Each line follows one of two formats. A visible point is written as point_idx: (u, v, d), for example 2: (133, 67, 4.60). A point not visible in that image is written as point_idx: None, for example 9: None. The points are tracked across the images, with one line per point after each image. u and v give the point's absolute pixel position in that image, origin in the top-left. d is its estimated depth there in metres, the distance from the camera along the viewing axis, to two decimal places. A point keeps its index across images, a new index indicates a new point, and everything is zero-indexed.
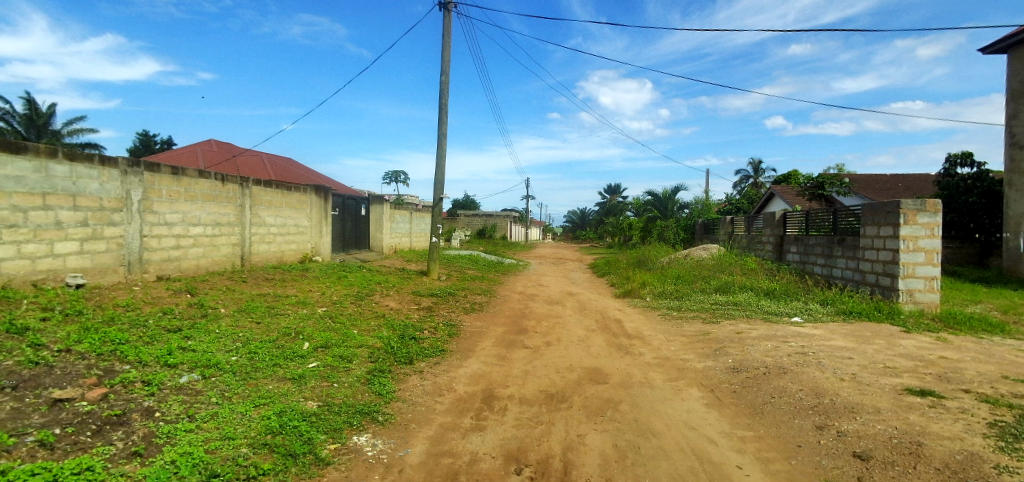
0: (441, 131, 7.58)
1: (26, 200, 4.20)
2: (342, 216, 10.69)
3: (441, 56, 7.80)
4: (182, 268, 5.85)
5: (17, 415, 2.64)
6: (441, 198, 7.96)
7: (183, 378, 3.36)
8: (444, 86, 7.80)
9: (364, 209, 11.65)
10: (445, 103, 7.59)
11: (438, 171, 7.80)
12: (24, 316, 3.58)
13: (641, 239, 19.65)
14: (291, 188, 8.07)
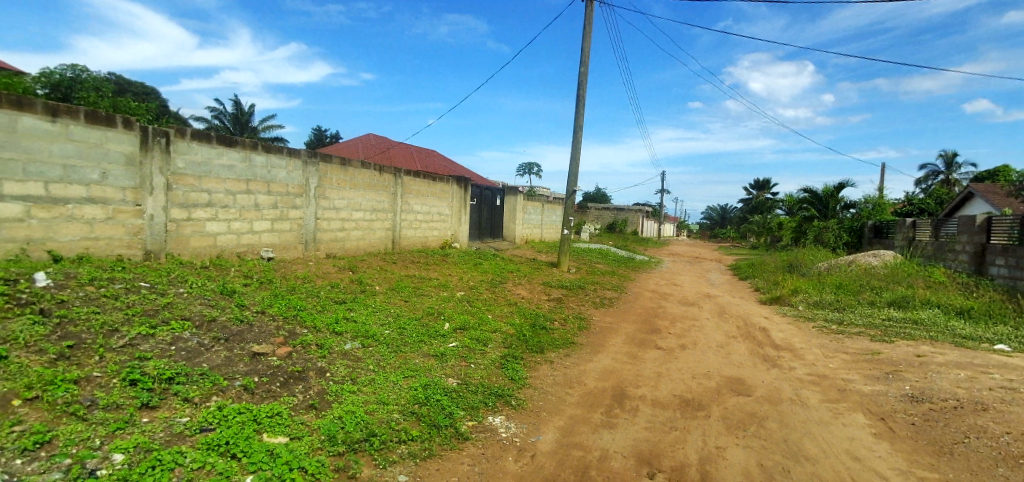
0: (577, 123, 7.58)
1: (235, 186, 5.07)
2: (479, 206, 11.42)
3: (581, 47, 7.77)
4: (346, 248, 6.64)
5: (230, 362, 3.20)
6: (574, 191, 7.97)
7: (347, 345, 3.80)
8: (581, 77, 7.73)
9: (499, 200, 12.28)
10: (582, 95, 7.55)
11: (573, 163, 7.82)
12: (233, 281, 4.35)
13: (793, 241, 17.67)
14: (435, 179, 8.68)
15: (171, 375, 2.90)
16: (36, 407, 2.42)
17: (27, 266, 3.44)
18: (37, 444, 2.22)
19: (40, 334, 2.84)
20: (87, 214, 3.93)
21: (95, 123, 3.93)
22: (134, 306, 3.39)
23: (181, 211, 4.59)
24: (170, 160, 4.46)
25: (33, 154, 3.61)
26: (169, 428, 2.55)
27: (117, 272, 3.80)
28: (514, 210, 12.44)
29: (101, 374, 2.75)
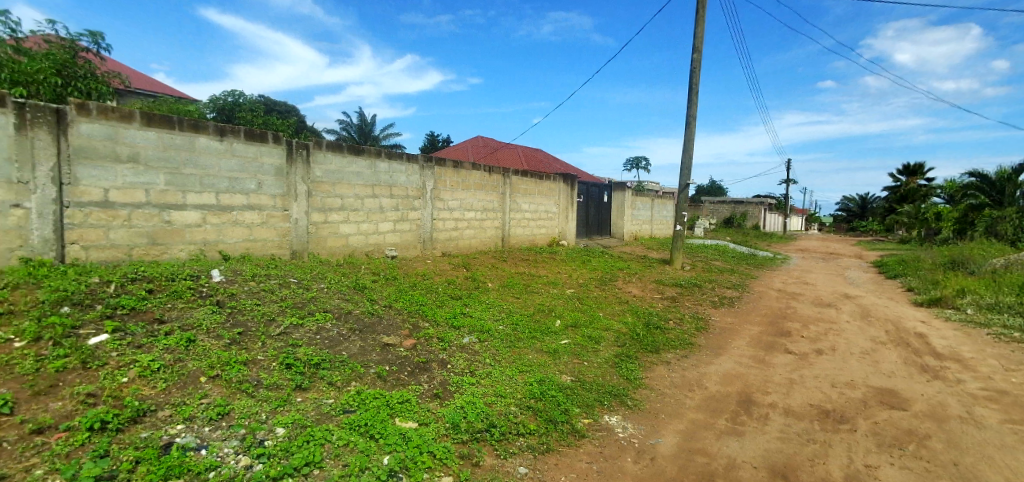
0: (691, 113, 7.21)
1: (364, 191, 5.55)
2: (585, 204, 11.38)
3: (694, 32, 7.35)
4: (459, 246, 6.98)
5: (365, 351, 3.49)
6: (687, 184, 7.61)
7: (466, 339, 3.97)
8: (693, 64, 7.32)
9: (606, 196, 12.16)
10: (696, 82, 7.15)
11: (686, 156, 7.46)
12: (364, 277, 4.77)
13: (958, 234, 15.22)
14: (542, 177, 8.78)
15: (317, 361, 3.24)
16: (218, 383, 2.85)
17: (206, 264, 4.07)
18: (219, 415, 2.62)
19: (218, 321, 3.33)
20: (248, 219, 4.55)
21: (253, 140, 4.52)
22: (286, 298, 3.86)
23: (319, 215, 5.13)
24: (310, 170, 5.01)
25: (208, 170, 4.25)
26: (318, 408, 2.85)
27: (273, 269, 4.35)
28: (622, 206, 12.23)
29: (263, 358, 3.16)
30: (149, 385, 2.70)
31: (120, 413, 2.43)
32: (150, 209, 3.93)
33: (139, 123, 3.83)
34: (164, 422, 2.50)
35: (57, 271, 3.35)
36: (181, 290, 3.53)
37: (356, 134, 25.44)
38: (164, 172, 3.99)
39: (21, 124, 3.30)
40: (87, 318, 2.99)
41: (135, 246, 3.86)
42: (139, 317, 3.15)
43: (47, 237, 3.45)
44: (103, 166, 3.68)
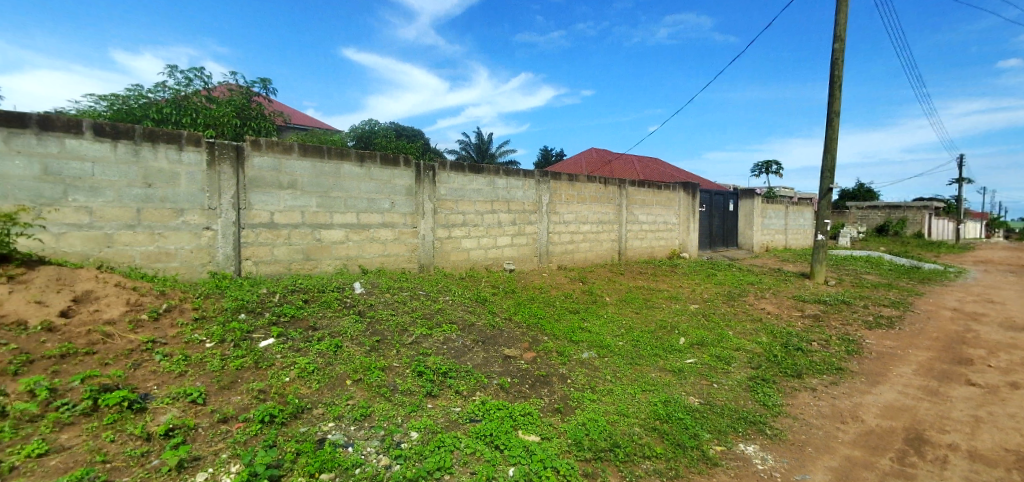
0: (832, 110, 6.49)
1: (484, 207, 5.81)
2: (708, 213, 10.76)
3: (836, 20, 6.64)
4: (575, 259, 6.99)
5: (489, 362, 3.60)
6: (828, 189, 6.84)
7: (585, 354, 3.93)
8: (835, 56, 6.59)
9: (732, 204, 11.45)
10: (838, 76, 6.43)
11: (827, 158, 6.71)
12: (485, 290, 4.97)
13: None
14: (660, 187, 8.51)
15: (445, 370, 3.41)
16: (360, 387, 3.12)
17: (348, 277, 4.52)
18: (363, 416, 2.85)
19: (360, 329, 3.66)
20: (382, 235, 4.97)
21: (387, 164, 4.96)
22: (416, 309, 4.14)
23: (443, 230, 5.45)
24: (436, 189, 5.36)
25: (350, 192, 4.74)
26: (447, 415, 2.99)
27: (404, 282, 4.70)
28: (751, 215, 11.39)
29: (398, 365, 3.39)
30: (306, 385, 3.04)
31: (284, 408, 2.76)
32: (305, 229, 4.48)
33: (297, 154, 4.39)
34: (319, 419, 2.78)
35: (236, 282, 3.94)
36: (330, 300, 3.96)
37: (474, 152, 26.62)
38: (316, 196, 4.52)
39: (212, 160, 3.96)
40: (259, 324, 3.46)
41: (293, 261, 4.42)
42: (297, 324, 3.57)
43: (229, 254, 4.07)
44: (270, 193, 4.27)
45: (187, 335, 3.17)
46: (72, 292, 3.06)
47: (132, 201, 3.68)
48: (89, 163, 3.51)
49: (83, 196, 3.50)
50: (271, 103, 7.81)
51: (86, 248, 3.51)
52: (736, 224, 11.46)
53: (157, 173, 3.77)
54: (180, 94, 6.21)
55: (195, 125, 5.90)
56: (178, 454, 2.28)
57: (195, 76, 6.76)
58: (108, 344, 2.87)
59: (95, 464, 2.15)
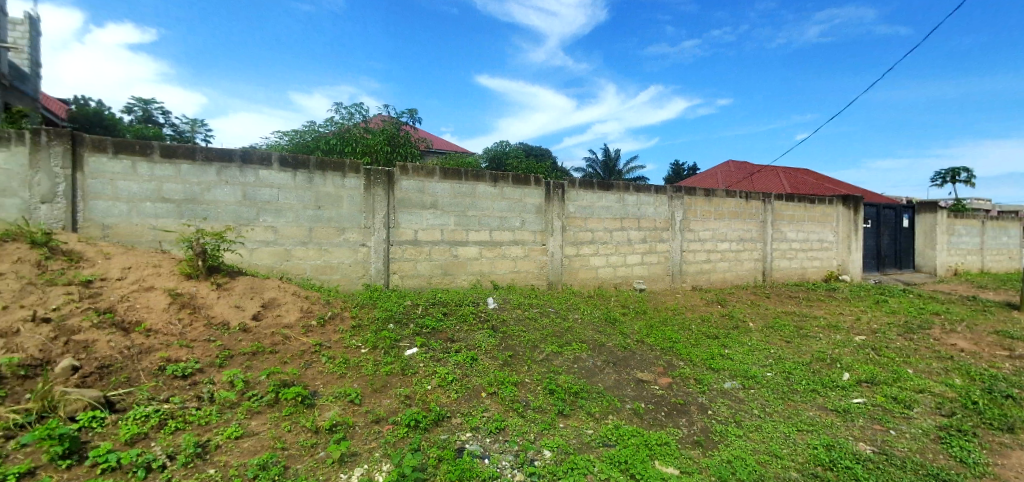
0: None
1: (613, 224, 5.81)
2: (874, 229, 9.53)
3: None
4: (712, 280, 6.76)
5: (620, 385, 3.49)
6: None
7: (727, 384, 3.64)
8: None
9: (906, 219, 10.03)
10: None
11: None
12: (615, 310, 4.95)
13: None
14: (815, 201, 7.90)
15: (576, 389, 3.35)
16: (495, 400, 3.17)
17: (482, 293, 4.76)
18: (498, 430, 2.88)
19: (493, 344, 3.78)
20: (513, 253, 5.16)
21: (518, 183, 5.16)
22: (546, 327, 4.18)
23: (572, 248, 5.52)
24: (565, 207, 5.44)
25: (485, 211, 4.99)
26: (579, 437, 2.89)
27: (534, 299, 4.81)
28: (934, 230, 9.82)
29: (530, 381, 3.42)
30: (446, 394, 3.16)
31: (427, 415, 2.89)
32: (444, 245, 4.80)
33: (439, 177, 4.73)
34: (458, 428, 2.86)
35: (386, 294, 4.35)
36: (465, 314, 4.18)
37: (600, 169, 26.57)
38: (454, 215, 4.83)
39: (368, 184, 4.45)
40: (405, 333, 3.76)
41: (433, 276, 4.76)
42: (437, 336, 3.80)
43: (380, 268, 4.52)
44: (415, 212, 4.65)
45: (347, 340, 3.54)
46: (261, 298, 3.59)
47: (306, 222, 4.25)
48: (276, 190, 4.13)
49: (270, 217, 4.11)
50: (416, 130, 8.61)
51: (271, 262, 4.12)
52: (911, 242, 9.99)
53: (325, 197, 4.32)
54: (344, 128, 7.13)
55: (354, 153, 6.75)
56: (340, 448, 2.46)
57: (356, 111, 7.72)
58: (286, 345, 3.29)
59: (277, 450, 2.42)
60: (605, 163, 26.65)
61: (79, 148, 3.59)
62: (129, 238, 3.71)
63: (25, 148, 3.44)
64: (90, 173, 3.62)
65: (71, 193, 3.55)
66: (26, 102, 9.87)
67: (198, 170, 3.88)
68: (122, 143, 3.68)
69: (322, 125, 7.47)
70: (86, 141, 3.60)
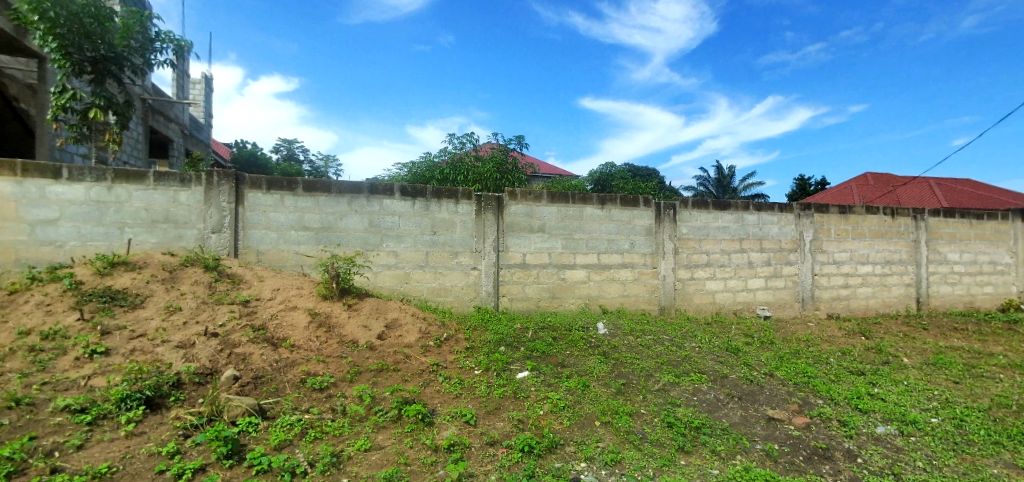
0: None
1: (731, 245, 5.58)
2: None
3: None
4: (851, 306, 6.28)
5: (747, 423, 3.20)
6: None
7: (879, 429, 3.21)
8: None
9: None
10: None
11: None
12: (737, 339, 4.71)
13: None
14: (984, 215, 7.09)
15: (697, 424, 3.10)
16: (609, 430, 3.00)
17: (592, 318, 4.81)
18: (613, 462, 2.67)
19: (605, 371, 3.70)
20: (622, 275, 5.17)
21: (627, 205, 5.16)
22: (661, 356, 4.06)
23: (686, 271, 5.42)
24: (677, 228, 5.36)
25: (593, 234, 5.05)
26: (704, 477, 2.60)
27: (646, 325, 4.76)
28: None
29: (646, 412, 3.24)
30: (558, 420, 3.05)
31: (541, 441, 2.77)
32: (552, 269, 4.93)
33: (546, 201, 4.88)
34: (572, 457, 2.70)
35: (497, 316, 4.56)
36: (575, 339, 4.19)
37: (713, 187, 25.33)
38: (562, 238, 4.95)
39: (480, 209, 4.68)
40: (516, 357, 3.82)
41: (542, 299, 4.91)
42: (548, 360, 3.82)
43: (490, 291, 4.74)
44: (524, 236, 4.83)
45: (460, 361, 3.66)
46: (385, 319, 3.85)
47: (423, 246, 4.56)
48: (398, 217, 4.48)
49: (393, 243, 4.47)
50: (523, 155, 8.85)
51: (393, 284, 4.47)
52: None
53: (441, 223, 4.60)
54: (457, 157, 7.55)
55: (467, 181, 7.18)
56: (458, 468, 2.43)
57: (467, 140, 8.15)
58: (408, 363, 3.48)
59: (401, 465, 2.45)
60: (717, 181, 25.38)
61: (241, 185, 4.16)
62: (278, 263, 4.22)
63: (201, 187, 4.05)
64: (248, 206, 4.16)
65: (234, 224, 4.11)
66: (201, 147, 11.79)
67: (333, 201, 4.33)
68: (274, 180, 4.21)
69: (437, 156, 7.99)
70: (246, 179, 4.17)
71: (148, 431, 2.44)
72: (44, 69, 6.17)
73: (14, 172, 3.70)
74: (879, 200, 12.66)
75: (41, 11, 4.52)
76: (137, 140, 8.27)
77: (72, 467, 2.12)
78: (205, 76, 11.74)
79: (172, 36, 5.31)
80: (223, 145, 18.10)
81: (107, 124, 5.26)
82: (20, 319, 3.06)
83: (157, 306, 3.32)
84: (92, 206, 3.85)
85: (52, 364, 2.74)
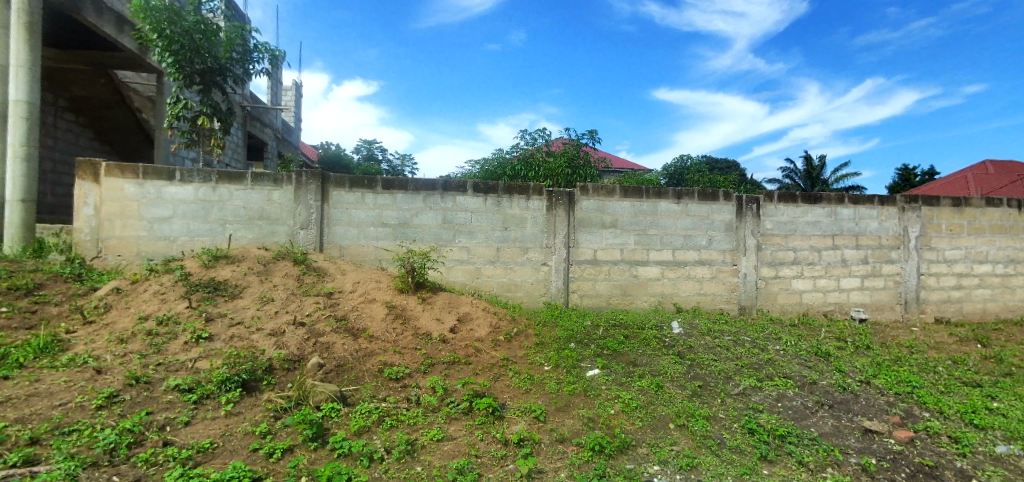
0: None
1: (822, 241, 5.20)
2: None
3: None
4: (964, 310, 5.63)
5: (840, 433, 2.95)
6: None
7: (1000, 448, 2.85)
8: None
9: None
10: None
11: None
12: (826, 343, 4.37)
13: None
14: None
15: (782, 432, 2.88)
16: (684, 433, 2.86)
17: (665, 316, 4.66)
18: (689, 467, 2.52)
19: (681, 371, 3.57)
20: (699, 273, 4.97)
21: (705, 199, 4.95)
22: (742, 358, 3.86)
23: (769, 269, 5.11)
24: (761, 223, 5.06)
25: (667, 229, 4.90)
26: None
27: (723, 325, 4.55)
28: None
29: (724, 416, 3.06)
30: (629, 421, 2.94)
31: (612, 441, 2.68)
32: (624, 265, 4.85)
33: (618, 196, 4.79)
34: (644, 459, 2.59)
35: (567, 313, 4.55)
36: (649, 338, 4.08)
37: (801, 180, 23.79)
38: (635, 234, 4.84)
39: (551, 205, 4.69)
40: (586, 354, 3.77)
41: (613, 295, 4.84)
42: (621, 358, 3.75)
43: (560, 287, 4.73)
44: (596, 232, 4.78)
45: (531, 357, 3.66)
46: (457, 313, 3.94)
47: (495, 242, 4.63)
48: (470, 213, 4.58)
49: (465, 239, 4.58)
50: (595, 149, 8.71)
51: (465, 279, 4.59)
52: None
53: (512, 219, 4.65)
54: (528, 153, 7.58)
55: (538, 177, 7.22)
56: (528, 464, 2.42)
57: (539, 136, 8.16)
58: (479, 357, 3.53)
59: (472, 456, 2.47)
60: (806, 173, 23.74)
61: (326, 184, 4.42)
62: (358, 257, 4.46)
63: (291, 186, 4.36)
64: (332, 204, 4.43)
65: (320, 221, 4.39)
66: (291, 149, 12.70)
67: (409, 198, 4.50)
68: (355, 179, 4.44)
69: (509, 152, 8.07)
70: (331, 178, 4.43)
71: (244, 412, 2.65)
72: (162, 82, 6.93)
73: (137, 176, 4.17)
74: (1001, 191, 11.24)
75: (160, 31, 5.08)
76: (236, 144, 9.06)
77: (181, 441, 2.35)
78: (295, 83, 12.63)
79: (267, 46, 5.76)
80: (309, 147, 19.35)
81: (211, 131, 5.80)
82: (140, 305, 3.45)
83: (252, 297, 3.61)
84: (199, 205, 4.26)
85: (166, 347, 3.05)
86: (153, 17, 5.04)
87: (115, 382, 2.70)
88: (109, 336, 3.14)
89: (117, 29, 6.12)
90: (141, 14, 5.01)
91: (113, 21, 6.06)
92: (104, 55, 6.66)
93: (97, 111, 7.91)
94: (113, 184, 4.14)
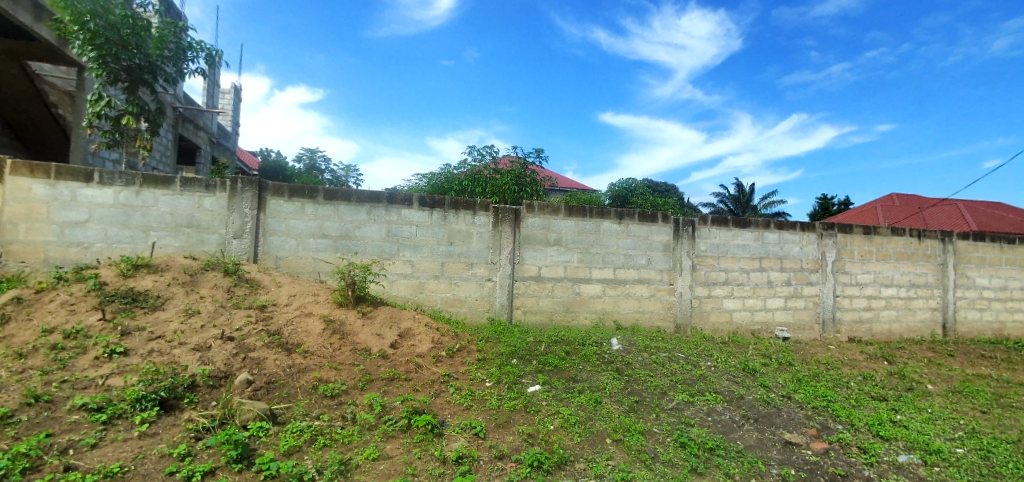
0: None
1: (750, 263, 5.51)
2: None
3: None
4: (873, 330, 6.12)
5: (763, 446, 3.10)
6: None
7: (901, 457, 3.08)
8: None
9: None
10: None
11: None
12: (755, 360, 4.60)
13: None
14: (1013, 240, 6.92)
15: (711, 446, 2.99)
16: (620, 447, 2.90)
17: (605, 333, 4.78)
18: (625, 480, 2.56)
19: (618, 386, 3.66)
20: (638, 291, 5.13)
21: (645, 220, 5.14)
22: (676, 374, 4.00)
23: (703, 289, 5.35)
24: (696, 245, 5.31)
25: (610, 248, 5.04)
26: None
27: (660, 342, 4.71)
28: None
29: (659, 431, 3.14)
30: (569, 436, 2.96)
31: (550, 456, 2.67)
32: (566, 282, 4.93)
33: (564, 214, 4.90)
34: (581, 474, 2.60)
35: (510, 329, 4.56)
36: (589, 355, 4.15)
37: (733, 205, 25.34)
38: (578, 251, 4.94)
39: (497, 221, 4.71)
40: (528, 370, 3.80)
41: (556, 312, 4.91)
42: (560, 373, 3.80)
43: (504, 303, 4.75)
44: (540, 249, 4.85)
45: (473, 373, 3.63)
46: (399, 328, 3.85)
47: (439, 257, 4.59)
48: (415, 227, 4.52)
49: (409, 252, 4.52)
50: (542, 168, 8.85)
51: (408, 293, 4.51)
52: None
53: (457, 234, 4.63)
54: (475, 170, 7.61)
55: (485, 193, 7.26)
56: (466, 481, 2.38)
57: (487, 153, 8.21)
58: (419, 373, 3.45)
59: (408, 475, 2.39)
60: (737, 198, 25.34)
61: (263, 192, 4.24)
62: (295, 269, 4.30)
63: (225, 193, 4.15)
64: (270, 213, 4.25)
65: (255, 230, 4.20)
66: (228, 154, 12.08)
67: (353, 209, 4.40)
68: (295, 188, 4.30)
69: (457, 168, 8.06)
70: (269, 187, 4.26)
71: (160, 433, 2.45)
72: (83, 77, 6.44)
73: (48, 175, 3.85)
74: (903, 222, 12.43)
75: (82, 23, 4.73)
76: (167, 146, 8.55)
77: (86, 465, 2.14)
78: (235, 87, 12.08)
79: (203, 45, 5.50)
80: (247, 153, 18.45)
81: (138, 131, 5.44)
82: (44, 317, 3.14)
83: (176, 309, 3.38)
84: (120, 209, 3.97)
85: (73, 362, 2.80)
86: (75, 9, 4.71)
87: (9, 401, 2.43)
88: (6, 350, 2.84)
89: (35, 17, 5.67)
90: (62, 4, 4.67)
91: (30, 9, 5.61)
92: (18, 44, 6.14)
93: (8, 103, 7.29)
94: (19, 183, 3.79)
